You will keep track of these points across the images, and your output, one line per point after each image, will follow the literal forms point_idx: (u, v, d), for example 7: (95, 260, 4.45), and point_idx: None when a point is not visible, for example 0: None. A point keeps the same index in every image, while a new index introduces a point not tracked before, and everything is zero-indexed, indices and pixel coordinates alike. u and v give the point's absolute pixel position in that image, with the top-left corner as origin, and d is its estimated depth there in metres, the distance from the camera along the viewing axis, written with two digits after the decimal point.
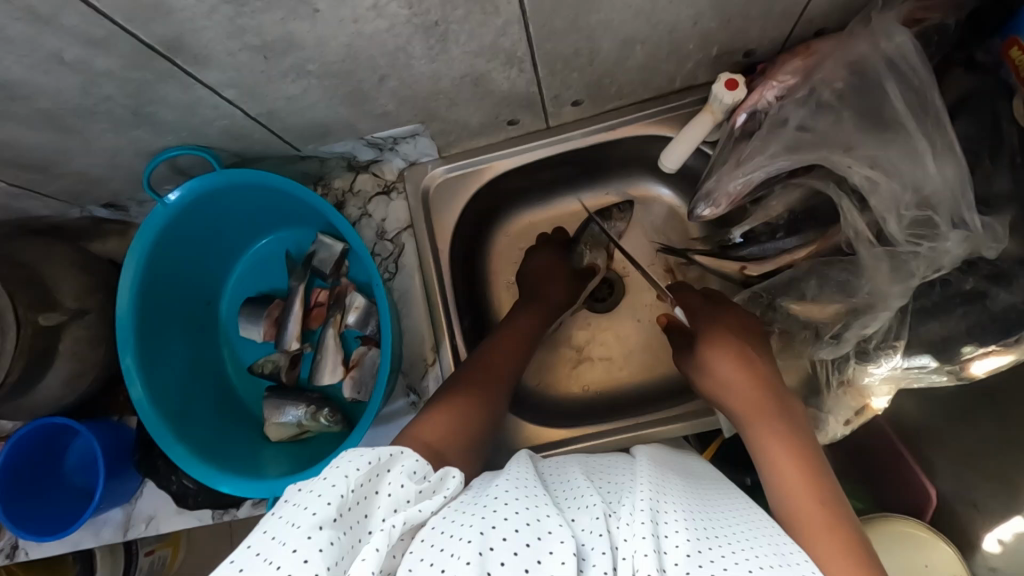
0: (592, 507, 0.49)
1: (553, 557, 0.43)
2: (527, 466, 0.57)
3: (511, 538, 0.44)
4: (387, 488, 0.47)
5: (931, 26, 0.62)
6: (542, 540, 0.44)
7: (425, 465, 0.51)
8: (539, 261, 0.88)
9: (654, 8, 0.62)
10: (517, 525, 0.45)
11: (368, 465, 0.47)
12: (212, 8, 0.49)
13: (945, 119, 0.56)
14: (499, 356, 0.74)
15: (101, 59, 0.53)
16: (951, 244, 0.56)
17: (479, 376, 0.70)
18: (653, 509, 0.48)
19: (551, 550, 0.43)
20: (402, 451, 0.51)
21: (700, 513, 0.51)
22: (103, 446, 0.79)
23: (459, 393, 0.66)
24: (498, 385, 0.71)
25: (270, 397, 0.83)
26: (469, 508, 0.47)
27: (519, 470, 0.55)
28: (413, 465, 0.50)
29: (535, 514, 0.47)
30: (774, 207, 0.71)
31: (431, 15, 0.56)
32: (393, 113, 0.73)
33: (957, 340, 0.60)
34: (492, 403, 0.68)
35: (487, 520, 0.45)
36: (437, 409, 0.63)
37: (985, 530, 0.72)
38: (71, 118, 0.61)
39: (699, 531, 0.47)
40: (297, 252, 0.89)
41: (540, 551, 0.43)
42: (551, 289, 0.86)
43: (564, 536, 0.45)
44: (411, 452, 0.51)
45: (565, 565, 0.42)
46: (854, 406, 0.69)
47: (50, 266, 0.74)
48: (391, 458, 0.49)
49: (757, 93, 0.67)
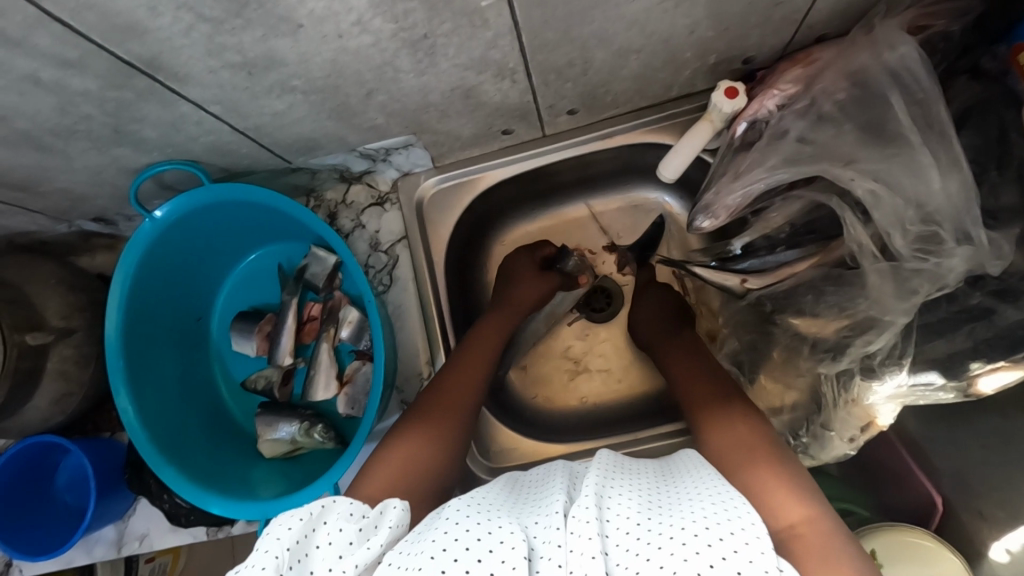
0: (551, 505, 0.48)
1: (503, 564, 0.41)
2: (495, 488, 0.54)
3: (461, 557, 0.42)
4: (324, 537, 0.45)
5: (936, 33, 0.60)
6: (494, 551, 0.42)
7: (362, 504, 0.49)
8: (511, 262, 0.88)
9: (648, 19, 0.60)
10: (468, 543, 0.43)
11: (301, 522, 0.45)
12: (190, 27, 0.48)
13: (950, 134, 0.53)
14: (483, 343, 0.76)
15: (78, 79, 0.52)
16: (958, 260, 0.53)
17: (450, 397, 0.68)
18: (598, 494, 0.47)
19: (500, 557, 0.42)
20: (336, 499, 0.49)
21: (654, 489, 0.50)
22: (94, 465, 0.78)
23: (429, 414, 0.65)
24: (467, 400, 0.68)
25: (262, 415, 0.81)
26: (423, 536, 0.46)
27: (486, 493, 0.52)
28: (348, 508, 0.48)
29: (488, 527, 0.45)
30: (774, 219, 0.69)
31: (418, 29, 0.54)
32: (382, 126, 0.71)
33: (963, 357, 0.57)
34: (462, 429, 0.66)
35: (440, 543, 0.43)
36: (415, 430, 0.63)
37: (993, 539, 0.69)
38: (51, 137, 0.60)
39: (645, 507, 0.47)
40: (289, 265, 0.87)
41: (492, 562, 0.41)
42: (520, 290, 0.84)
43: (516, 541, 0.43)
44: (345, 498, 0.49)
45: (515, 570, 0.41)
46: (859, 424, 0.67)
47: (35, 285, 0.73)
48: (324, 509, 0.47)
49: (757, 103, 0.66)
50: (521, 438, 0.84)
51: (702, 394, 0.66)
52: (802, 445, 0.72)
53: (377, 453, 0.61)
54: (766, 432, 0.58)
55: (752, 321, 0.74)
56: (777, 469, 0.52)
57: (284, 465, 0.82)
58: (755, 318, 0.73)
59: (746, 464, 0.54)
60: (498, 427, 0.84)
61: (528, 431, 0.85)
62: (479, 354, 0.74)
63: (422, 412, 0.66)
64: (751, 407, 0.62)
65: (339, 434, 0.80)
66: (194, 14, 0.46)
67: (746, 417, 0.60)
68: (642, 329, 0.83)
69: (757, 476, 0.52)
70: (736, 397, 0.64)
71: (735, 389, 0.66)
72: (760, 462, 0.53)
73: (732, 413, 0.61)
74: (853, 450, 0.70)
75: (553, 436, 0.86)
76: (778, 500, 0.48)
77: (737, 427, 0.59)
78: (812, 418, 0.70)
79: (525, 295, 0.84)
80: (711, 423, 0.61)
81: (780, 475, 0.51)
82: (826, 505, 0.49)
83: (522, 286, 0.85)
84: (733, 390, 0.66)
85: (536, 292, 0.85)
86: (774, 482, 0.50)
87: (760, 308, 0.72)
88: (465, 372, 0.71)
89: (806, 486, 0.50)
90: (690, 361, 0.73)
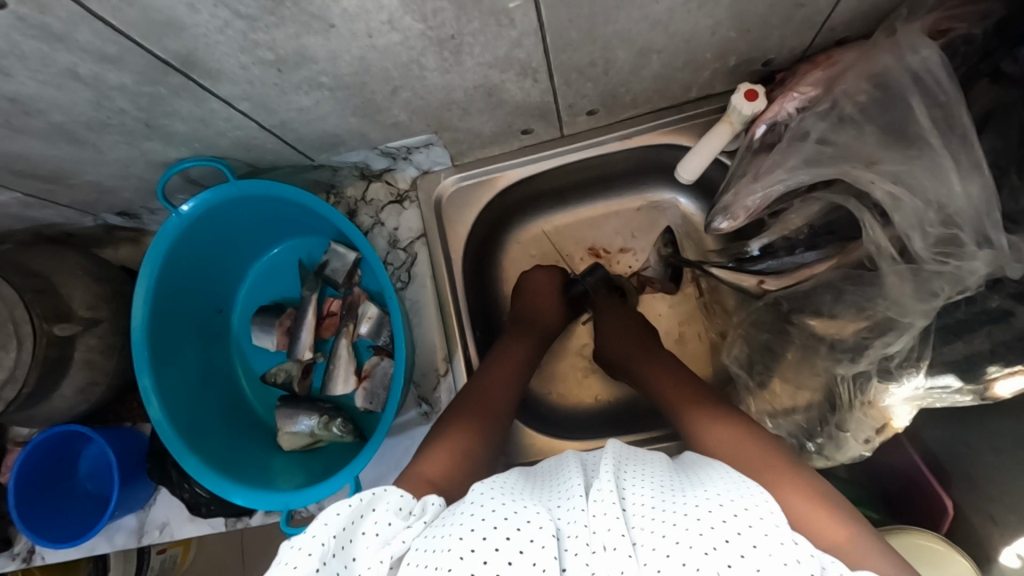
0: (572, 489, 0.49)
1: (533, 543, 0.42)
2: (511, 474, 0.55)
3: (490, 536, 0.42)
4: (372, 526, 0.46)
5: (958, 36, 0.60)
6: (521, 530, 0.43)
7: (410, 499, 0.50)
8: (532, 280, 0.88)
9: (672, 19, 0.60)
10: (496, 521, 0.44)
11: (351, 507, 0.47)
12: (226, 23, 0.49)
13: (972, 136, 0.53)
14: (511, 348, 0.78)
15: (115, 74, 0.53)
16: (979, 263, 0.53)
17: (478, 398, 0.69)
18: (619, 482, 0.48)
19: (529, 537, 0.42)
20: (386, 489, 0.50)
21: (672, 474, 0.51)
22: (117, 454, 0.80)
23: (455, 416, 0.66)
24: (499, 413, 0.68)
25: (282, 407, 0.82)
26: (448, 518, 0.47)
27: (504, 478, 0.53)
28: (398, 500, 0.49)
29: (512, 508, 0.46)
30: (793, 221, 0.70)
31: (446, 28, 0.55)
32: (405, 123, 0.72)
33: (982, 359, 0.57)
34: (491, 431, 0.66)
35: (467, 524, 0.44)
36: (454, 426, 0.64)
37: (1004, 544, 0.69)
38: (85, 131, 0.61)
39: (669, 488, 0.48)
40: (309, 261, 0.89)
41: (521, 540, 0.42)
42: (542, 317, 0.85)
43: (542, 521, 0.44)
44: (395, 489, 0.50)
45: (545, 549, 0.42)
46: (875, 426, 0.66)
47: (63, 276, 0.74)
48: (374, 497, 0.48)
49: (777, 105, 0.68)
50: (537, 434, 0.84)
51: (693, 412, 0.64)
52: (817, 446, 0.72)
53: (418, 450, 0.60)
54: (761, 435, 0.58)
55: (768, 321, 0.74)
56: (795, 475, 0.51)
57: (303, 457, 0.83)
58: (771, 319, 0.73)
59: (756, 464, 0.53)
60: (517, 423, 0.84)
61: (549, 429, 0.86)
62: (501, 360, 0.75)
63: (452, 418, 0.65)
64: (742, 417, 0.61)
65: (357, 428, 0.81)
66: (230, 11, 0.47)
67: (747, 423, 0.60)
68: (614, 340, 0.82)
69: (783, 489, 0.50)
70: (723, 411, 0.62)
71: (722, 403, 0.64)
72: (771, 462, 0.53)
73: (724, 420, 0.61)
74: (868, 450, 0.69)
75: (566, 432, 0.87)
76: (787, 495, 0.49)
77: (727, 435, 0.58)
78: (827, 418, 0.69)
79: (546, 322, 0.85)
80: (707, 426, 0.61)
81: (783, 472, 0.52)
82: (833, 496, 0.50)
83: (545, 320, 0.84)
84: (720, 405, 0.64)
85: (555, 321, 0.86)
86: (797, 492, 0.49)
87: (778, 308, 0.72)
88: (486, 388, 0.70)
89: (811, 480, 0.51)
90: (674, 375, 0.71)
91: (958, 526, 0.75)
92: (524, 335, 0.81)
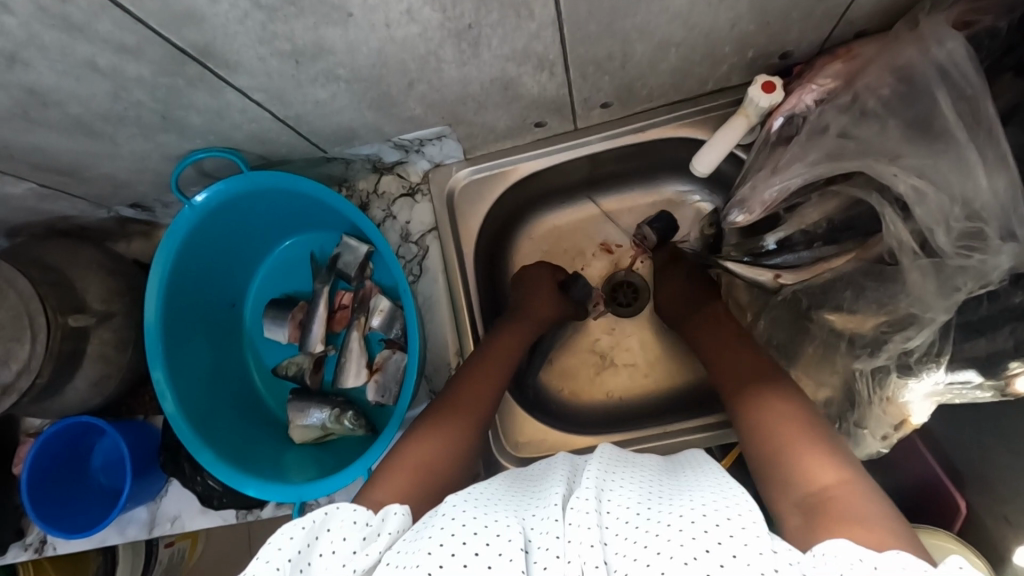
0: (547, 499, 0.48)
1: (501, 557, 0.42)
2: (498, 484, 0.54)
3: (458, 552, 0.42)
4: (328, 545, 0.46)
5: (982, 30, 0.58)
6: (491, 545, 0.43)
7: (365, 511, 0.50)
8: (533, 279, 0.86)
9: (692, 11, 0.60)
10: (465, 537, 0.44)
11: (303, 530, 0.47)
12: (245, 14, 0.48)
13: (998, 129, 0.52)
14: (506, 340, 0.76)
15: (132, 65, 0.52)
16: (1004, 258, 0.52)
17: (463, 395, 0.67)
18: (597, 487, 0.48)
19: (498, 550, 0.42)
20: (337, 506, 0.49)
21: (654, 483, 0.51)
22: (130, 447, 0.80)
23: (441, 413, 0.65)
24: (479, 413, 0.66)
25: (292, 401, 0.83)
26: (421, 532, 0.47)
27: (482, 489, 0.52)
28: (352, 515, 0.49)
29: (483, 521, 0.46)
30: (810, 215, 0.69)
31: (465, 19, 0.54)
32: (420, 116, 0.72)
33: (1004, 356, 0.53)
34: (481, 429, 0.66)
35: (436, 538, 0.44)
36: (450, 416, 0.64)
37: (1017, 544, 0.69)
38: (101, 123, 0.61)
39: (643, 497, 0.48)
40: (321, 255, 0.89)
41: (490, 555, 0.42)
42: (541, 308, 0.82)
43: (512, 533, 0.44)
44: (348, 504, 0.50)
45: (512, 562, 0.41)
46: (893, 422, 0.65)
47: (78, 270, 0.74)
48: (326, 517, 0.48)
49: (795, 98, 0.67)
50: (551, 429, 0.85)
51: (743, 385, 0.63)
52: None
53: (400, 441, 0.61)
54: (804, 406, 0.58)
55: (786, 318, 0.74)
56: (841, 464, 0.50)
57: (315, 452, 0.83)
58: (790, 316, 0.73)
59: (788, 444, 0.53)
60: (528, 419, 0.85)
61: (562, 424, 0.86)
62: (494, 356, 0.73)
63: (437, 411, 0.65)
64: (796, 391, 0.60)
65: (369, 422, 0.81)
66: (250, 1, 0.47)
67: (796, 398, 0.59)
68: (661, 303, 0.82)
69: (821, 464, 0.50)
70: (781, 383, 0.61)
71: (776, 371, 0.63)
72: (809, 447, 0.52)
73: (773, 389, 0.60)
74: (886, 448, 0.69)
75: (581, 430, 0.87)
76: (825, 472, 0.49)
77: (775, 410, 0.58)
78: (845, 415, 0.69)
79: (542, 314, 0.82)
80: (755, 403, 0.60)
81: (828, 451, 0.52)
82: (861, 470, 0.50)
83: (541, 307, 0.82)
84: (771, 373, 0.63)
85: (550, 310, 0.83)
86: (830, 467, 0.50)
87: (796, 304, 0.72)
88: (474, 384, 0.69)
89: (846, 458, 0.51)
90: (733, 344, 0.69)
91: (970, 525, 0.75)
92: (514, 327, 0.79)
